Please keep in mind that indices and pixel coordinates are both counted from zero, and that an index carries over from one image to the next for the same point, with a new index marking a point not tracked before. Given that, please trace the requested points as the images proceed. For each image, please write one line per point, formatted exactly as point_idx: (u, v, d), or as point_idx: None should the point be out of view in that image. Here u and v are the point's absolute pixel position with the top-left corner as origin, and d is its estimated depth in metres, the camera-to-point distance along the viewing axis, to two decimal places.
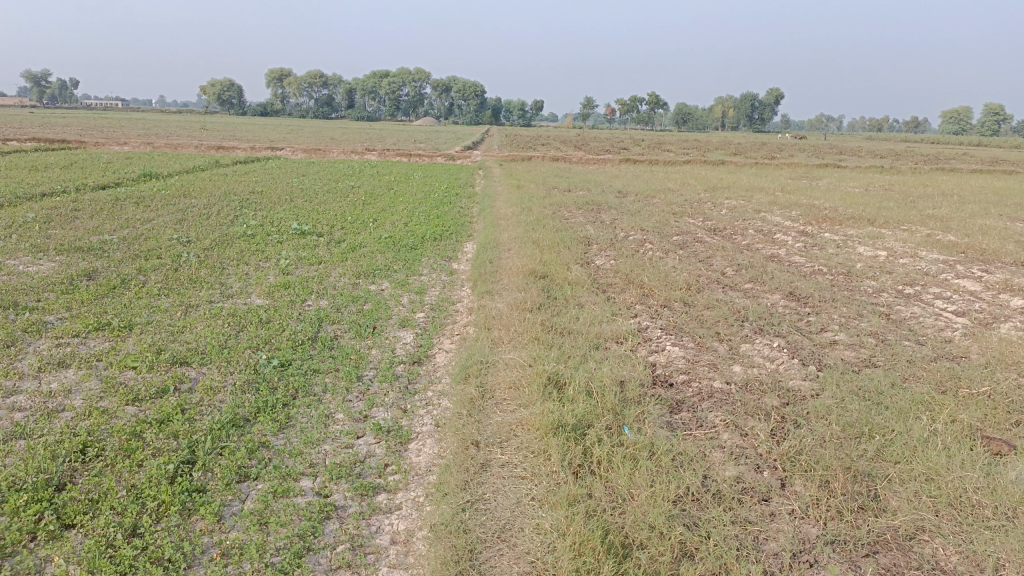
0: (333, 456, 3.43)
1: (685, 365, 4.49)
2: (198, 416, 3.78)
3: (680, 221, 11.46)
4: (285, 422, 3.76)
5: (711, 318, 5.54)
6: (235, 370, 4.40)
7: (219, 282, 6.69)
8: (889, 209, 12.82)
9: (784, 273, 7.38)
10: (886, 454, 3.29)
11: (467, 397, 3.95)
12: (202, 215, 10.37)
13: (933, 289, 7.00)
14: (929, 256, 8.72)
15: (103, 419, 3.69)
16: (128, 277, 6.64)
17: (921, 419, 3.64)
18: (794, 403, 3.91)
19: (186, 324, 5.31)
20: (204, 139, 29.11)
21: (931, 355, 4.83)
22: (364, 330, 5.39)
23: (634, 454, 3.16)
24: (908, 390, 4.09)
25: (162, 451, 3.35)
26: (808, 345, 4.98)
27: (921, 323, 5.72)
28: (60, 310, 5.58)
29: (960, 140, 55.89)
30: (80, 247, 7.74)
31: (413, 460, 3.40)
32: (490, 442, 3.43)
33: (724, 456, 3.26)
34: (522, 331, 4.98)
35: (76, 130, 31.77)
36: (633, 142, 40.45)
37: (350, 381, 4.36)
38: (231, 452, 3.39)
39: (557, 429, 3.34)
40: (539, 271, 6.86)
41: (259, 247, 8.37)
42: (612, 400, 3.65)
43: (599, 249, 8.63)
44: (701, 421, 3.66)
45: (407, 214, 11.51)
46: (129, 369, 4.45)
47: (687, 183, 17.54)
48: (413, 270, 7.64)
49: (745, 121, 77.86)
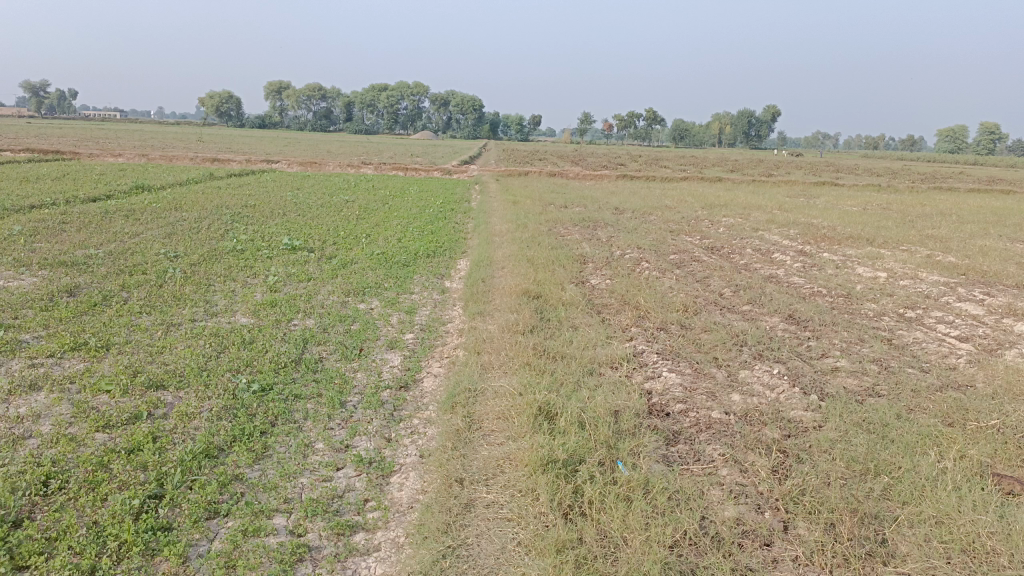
0: (310, 491, 3.24)
1: (682, 394, 4.32)
2: (171, 445, 3.59)
3: (677, 239, 11.33)
4: (261, 452, 3.58)
5: (709, 342, 5.37)
6: (213, 396, 4.21)
7: (204, 300, 6.51)
8: (888, 229, 12.70)
9: (784, 295, 7.23)
10: (894, 493, 3.12)
11: (452, 428, 3.76)
12: (191, 229, 10.20)
13: (935, 313, 6.85)
14: (930, 278, 8.58)
15: (70, 447, 3.49)
16: (110, 293, 6.46)
17: (929, 455, 3.47)
18: (795, 435, 3.74)
19: (166, 344, 5.12)
20: (199, 151, 28.99)
21: (936, 384, 4.66)
22: (350, 352, 5.21)
23: (628, 494, 2.99)
24: (914, 422, 3.92)
25: (129, 484, 3.16)
26: (809, 372, 4.81)
27: (924, 349, 5.56)
28: (37, 329, 5.39)
29: (955, 159, 55.98)
30: (63, 262, 7.56)
31: (395, 496, 3.21)
32: (476, 479, 3.25)
33: (724, 494, 3.09)
34: (514, 356, 4.81)
35: (70, 140, 31.62)
36: (629, 158, 40.54)
37: (332, 407, 4.17)
38: (202, 486, 3.20)
39: (547, 465, 3.17)
40: (533, 291, 6.70)
41: (247, 263, 8.20)
42: (606, 432, 3.48)
43: (595, 268, 8.48)
44: (699, 455, 3.49)
45: (401, 229, 11.35)
46: (103, 393, 4.26)
47: (684, 200, 17.45)
48: (404, 288, 7.49)
49: (742, 138, 78.08)
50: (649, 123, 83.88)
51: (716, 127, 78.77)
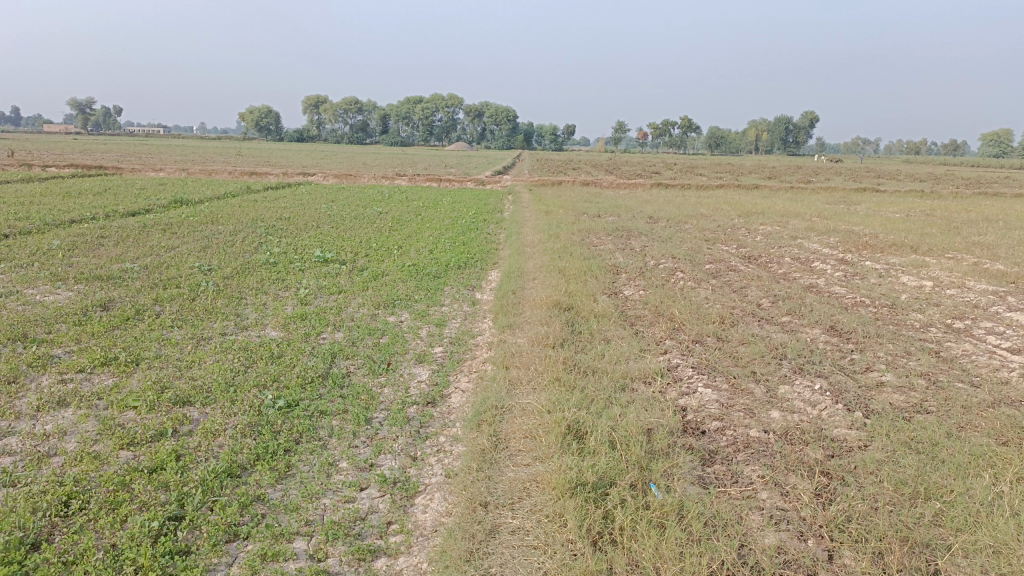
0: (331, 513, 3.14)
1: (718, 410, 4.15)
2: (193, 464, 3.53)
3: (713, 248, 11.11)
4: (284, 471, 3.50)
5: (746, 356, 5.19)
6: (238, 412, 4.15)
7: (235, 313, 6.51)
8: (933, 236, 12.30)
9: (825, 305, 6.99)
10: (947, 519, 2.92)
11: (478, 448, 3.65)
12: (226, 242, 10.28)
13: (985, 324, 6.55)
14: (977, 287, 8.26)
15: (93, 465, 3.46)
16: (142, 307, 6.49)
17: (984, 477, 3.26)
18: (839, 455, 3.55)
19: (195, 359, 5.10)
20: (237, 165, 29.43)
21: (988, 399, 4.42)
22: (378, 366, 5.14)
23: (661, 520, 2.84)
24: (966, 441, 3.71)
25: (149, 505, 3.11)
26: (853, 387, 4.60)
27: (974, 362, 5.31)
28: (68, 344, 5.41)
29: (1002, 163, 54.46)
30: (99, 276, 7.63)
31: (419, 519, 3.10)
32: (501, 503, 3.12)
33: (764, 520, 2.92)
34: (543, 371, 4.68)
35: (113, 156, 32.43)
36: (664, 166, 40.18)
37: (358, 424, 4.09)
38: (222, 507, 3.13)
39: (576, 489, 3.04)
40: (564, 302, 6.57)
41: (279, 276, 8.21)
42: (638, 452, 3.34)
43: (628, 278, 8.32)
44: (737, 476, 3.33)
45: (433, 240, 11.32)
46: (129, 410, 4.23)
47: (720, 208, 17.17)
48: (434, 300, 7.42)
49: (779, 144, 77.05)
50: (684, 132, 83.24)
51: (753, 133, 77.82)
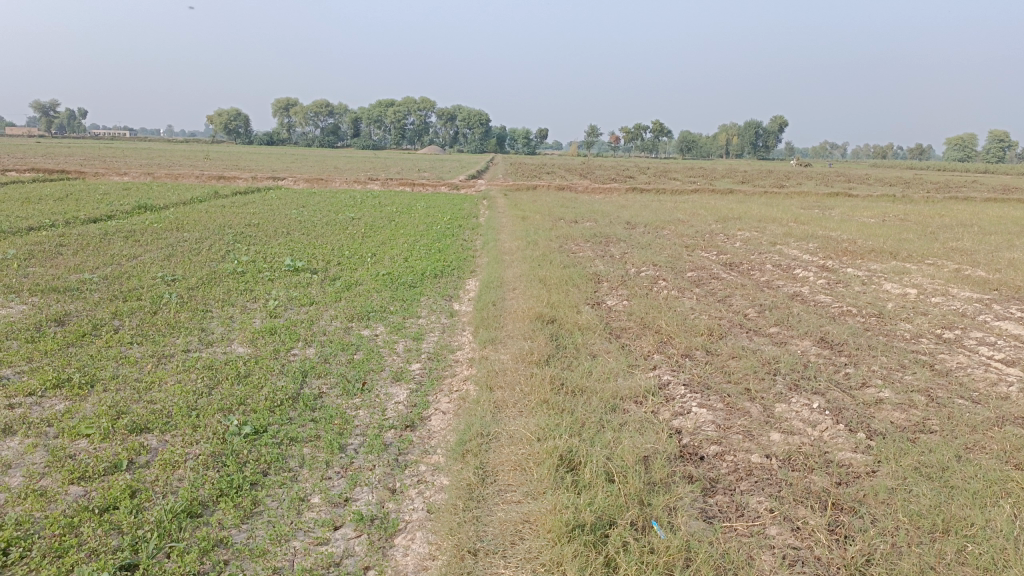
0: (302, 558, 2.85)
1: (715, 433, 3.91)
2: (150, 501, 3.21)
3: (693, 254, 10.93)
4: (250, 509, 3.20)
5: (739, 371, 4.97)
6: (200, 440, 3.83)
7: (199, 328, 6.15)
8: (911, 241, 12.25)
9: (812, 315, 6.82)
10: (972, 556, 2.71)
11: (463, 482, 3.37)
12: (191, 250, 9.88)
13: (974, 334, 6.41)
14: (961, 295, 8.15)
15: (38, 505, 3.12)
16: (100, 322, 6.09)
17: (1003, 508, 3.05)
18: (847, 483, 3.33)
19: (156, 380, 4.75)
20: (206, 169, 28.78)
21: (991, 417, 4.23)
22: (352, 386, 4.83)
23: (667, 567, 2.61)
24: (978, 465, 3.50)
25: (99, 552, 2.79)
26: (852, 405, 4.40)
27: (970, 375, 5.14)
28: (19, 363, 5.03)
29: (965, 168, 55.31)
30: (56, 288, 7.22)
31: (400, 563, 2.83)
32: (491, 549, 2.86)
33: (778, 561, 2.69)
34: (530, 392, 4.41)
35: (77, 160, 31.53)
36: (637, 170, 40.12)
37: (331, 452, 3.79)
38: (180, 553, 2.82)
39: (574, 531, 2.78)
40: (547, 314, 6.33)
41: (247, 286, 7.85)
42: (638, 485, 3.11)
43: (610, 287, 8.10)
44: (742, 507, 3.10)
45: (407, 248, 11.00)
46: (82, 438, 3.87)
47: (697, 213, 17.07)
48: (411, 311, 7.13)
49: (750, 148, 77.72)
50: (655, 137, 83.74)
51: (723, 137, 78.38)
